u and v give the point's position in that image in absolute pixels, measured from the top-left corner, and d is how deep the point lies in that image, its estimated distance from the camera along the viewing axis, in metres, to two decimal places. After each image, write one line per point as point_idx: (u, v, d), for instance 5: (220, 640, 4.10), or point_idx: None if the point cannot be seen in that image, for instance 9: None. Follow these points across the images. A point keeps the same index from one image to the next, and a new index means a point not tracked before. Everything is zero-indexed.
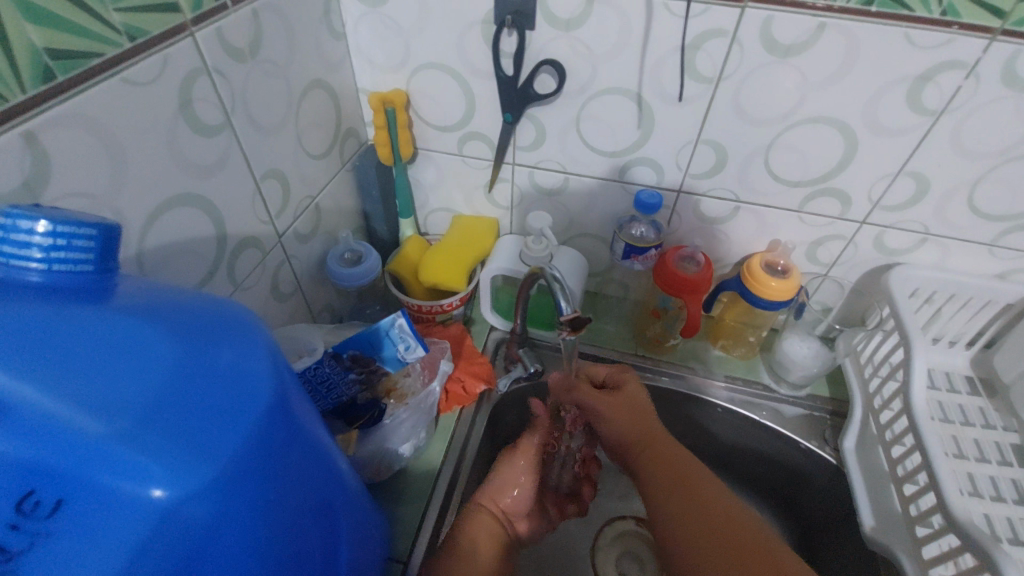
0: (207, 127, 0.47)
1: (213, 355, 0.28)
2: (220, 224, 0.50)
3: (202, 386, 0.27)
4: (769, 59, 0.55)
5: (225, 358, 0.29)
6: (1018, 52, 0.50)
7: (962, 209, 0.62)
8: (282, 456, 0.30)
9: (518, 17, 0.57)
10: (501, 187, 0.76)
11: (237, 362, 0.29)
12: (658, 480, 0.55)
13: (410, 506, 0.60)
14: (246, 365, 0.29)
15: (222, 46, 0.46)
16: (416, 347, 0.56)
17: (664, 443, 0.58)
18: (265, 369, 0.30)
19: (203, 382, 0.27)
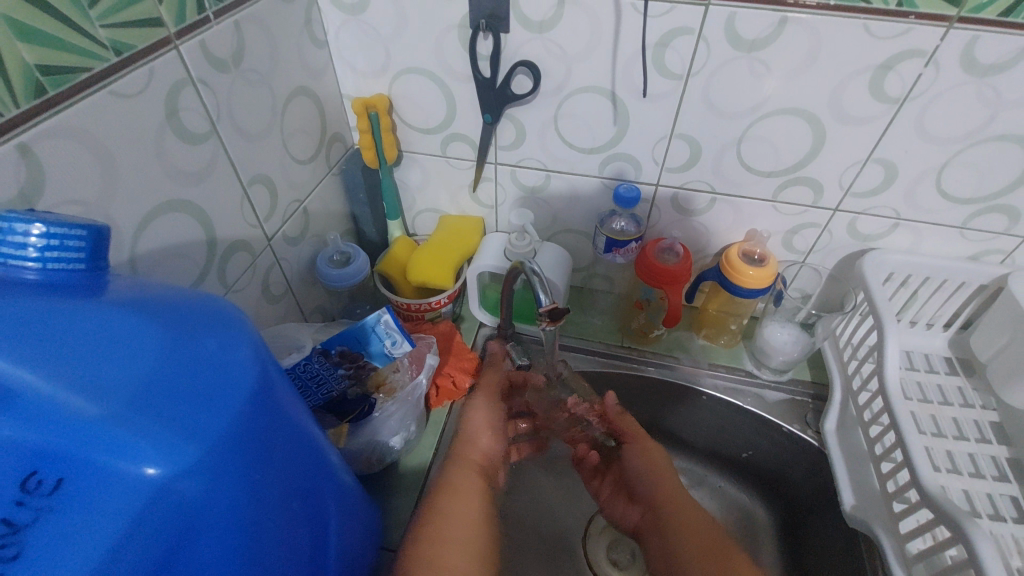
0: (194, 135, 0.49)
1: (199, 345, 0.30)
2: (209, 229, 0.52)
3: (189, 373, 0.29)
4: (735, 54, 0.57)
5: (212, 348, 0.31)
6: (975, 39, 0.51)
7: (931, 193, 0.64)
8: (266, 440, 0.32)
9: (492, 21, 0.59)
10: (485, 187, 0.78)
11: (221, 352, 0.31)
12: (677, 516, 0.61)
13: (402, 498, 0.61)
14: (230, 354, 0.31)
15: (206, 58, 0.49)
16: (403, 343, 0.57)
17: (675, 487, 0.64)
18: (249, 359, 0.32)
19: (188, 369, 0.29)
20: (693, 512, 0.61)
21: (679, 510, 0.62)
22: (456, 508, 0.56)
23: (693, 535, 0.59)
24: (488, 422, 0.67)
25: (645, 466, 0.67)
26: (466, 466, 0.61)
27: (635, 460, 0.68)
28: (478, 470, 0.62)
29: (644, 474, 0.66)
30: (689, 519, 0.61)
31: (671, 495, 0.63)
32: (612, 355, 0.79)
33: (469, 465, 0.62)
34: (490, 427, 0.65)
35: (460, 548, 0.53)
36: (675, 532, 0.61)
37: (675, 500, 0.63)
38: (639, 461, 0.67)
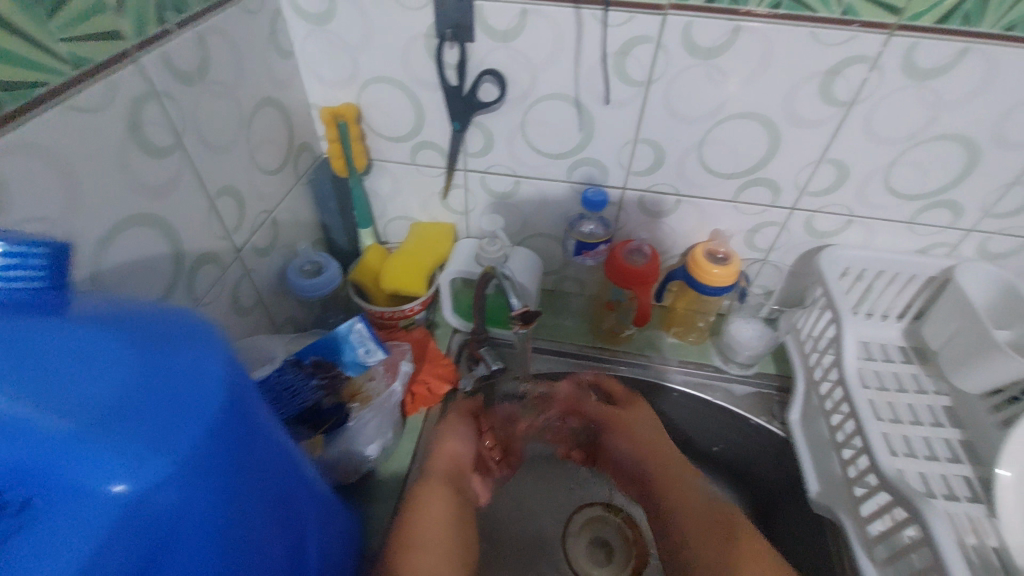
0: (157, 148, 0.48)
1: (170, 358, 0.30)
2: (175, 242, 0.52)
3: (160, 387, 0.29)
4: (693, 61, 0.59)
5: (182, 362, 0.30)
6: (914, 45, 0.55)
7: (881, 191, 0.68)
8: (239, 453, 0.32)
9: (458, 31, 0.60)
10: (456, 193, 0.78)
11: (193, 365, 0.31)
12: (676, 493, 0.65)
13: (380, 506, 0.61)
14: (202, 367, 0.31)
15: (169, 71, 0.48)
16: (376, 350, 0.58)
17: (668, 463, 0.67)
18: (222, 372, 0.32)
19: (158, 382, 0.29)
20: (693, 491, 0.64)
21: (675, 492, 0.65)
22: (423, 517, 0.57)
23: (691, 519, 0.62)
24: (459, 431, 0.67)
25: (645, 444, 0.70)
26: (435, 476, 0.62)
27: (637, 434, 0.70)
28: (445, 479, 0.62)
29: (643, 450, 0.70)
30: (686, 498, 0.64)
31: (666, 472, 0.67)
32: (585, 356, 0.80)
33: (435, 475, 0.62)
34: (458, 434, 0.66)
35: (430, 555, 0.54)
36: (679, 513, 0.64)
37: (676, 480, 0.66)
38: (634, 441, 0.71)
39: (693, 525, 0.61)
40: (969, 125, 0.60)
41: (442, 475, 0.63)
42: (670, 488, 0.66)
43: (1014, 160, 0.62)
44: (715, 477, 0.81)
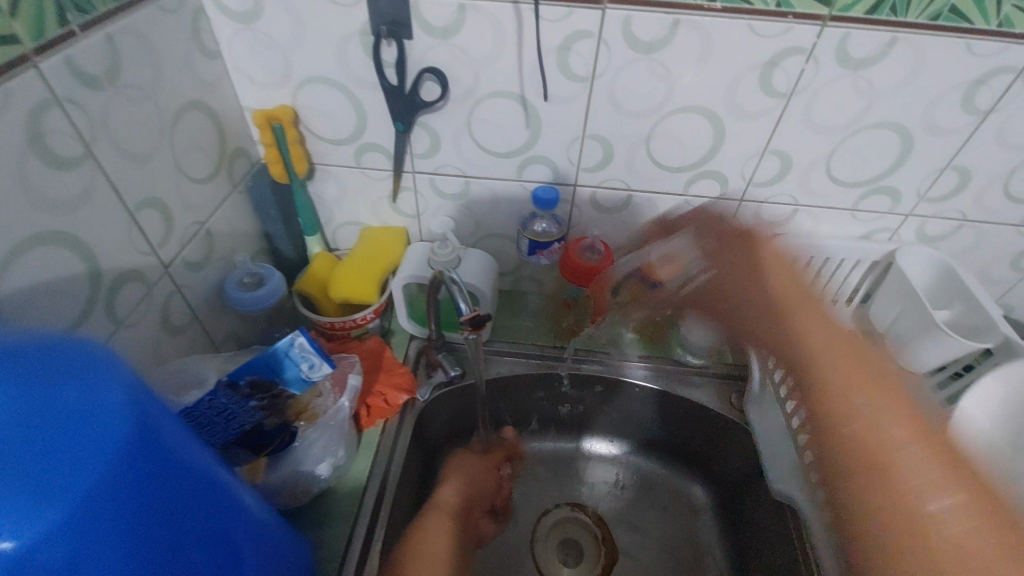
0: (64, 160, 0.44)
1: (57, 396, 0.29)
2: (91, 261, 0.48)
3: (44, 431, 0.28)
4: (634, 55, 0.59)
5: (72, 402, 0.29)
6: (847, 35, 0.56)
7: (823, 179, 0.69)
8: (146, 492, 0.31)
9: (393, 27, 0.58)
10: (405, 196, 0.76)
11: (85, 402, 0.29)
12: (838, 369, 0.61)
13: (336, 527, 0.59)
14: (96, 403, 0.30)
15: (74, 76, 0.44)
16: (321, 365, 0.54)
17: (835, 351, 0.62)
18: (119, 409, 0.30)
19: (42, 425, 0.28)
20: (846, 369, 0.60)
21: (819, 374, 0.61)
22: (424, 539, 0.63)
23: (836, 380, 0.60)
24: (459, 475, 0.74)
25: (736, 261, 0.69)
26: (439, 508, 0.68)
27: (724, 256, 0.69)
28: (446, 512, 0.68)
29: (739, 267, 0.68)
30: (838, 377, 0.60)
31: (811, 358, 0.62)
32: (546, 356, 0.80)
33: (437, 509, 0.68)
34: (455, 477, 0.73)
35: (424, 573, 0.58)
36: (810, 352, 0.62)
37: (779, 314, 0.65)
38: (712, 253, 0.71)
39: (847, 453, 0.56)
40: (903, 113, 0.61)
41: (445, 509, 0.68)
42: (826, 368, 0.61)
43: (945, 146, 0.64)
44: (679, 469, 0.82)
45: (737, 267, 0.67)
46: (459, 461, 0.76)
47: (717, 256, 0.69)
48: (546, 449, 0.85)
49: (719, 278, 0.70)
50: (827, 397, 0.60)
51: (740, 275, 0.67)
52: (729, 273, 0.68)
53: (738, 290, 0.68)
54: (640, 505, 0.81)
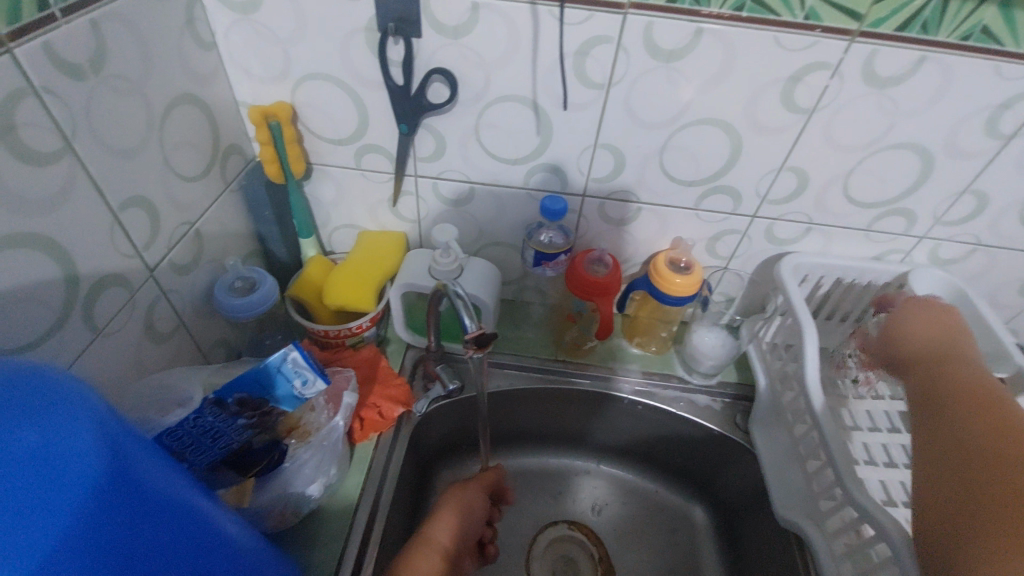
0: (40, 155, 0.41)
1: (15, 439, 0.26)
2: (67, 265, 0.44)
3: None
4: (654, 64, 0.56)
5: (32, 442, 0.26)
6: (875, 52, 0.53)
7: (840, 199, 0.67)
8: (124, 538, 0.28)
9: (401, 24, 0.55)
10: (406, 201, 0.73)
11: (49, 440, 0.27)
12: (950, 391, 0.52)
13: (326, 547, 0.56)
14: (62, 443, 0.27)
15: (53, 63, 0.41)
16: (315, 380, 0.50)
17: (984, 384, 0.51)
18: (91, 448, 0.28)
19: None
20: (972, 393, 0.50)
21: (948, 389, 0.52)
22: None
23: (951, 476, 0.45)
24: (457, 509, 0.66)
25: (918, 321, 0.63)
26: (433, 545, 0.60)
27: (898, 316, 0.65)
28: (440, 553, 0.60)
29: (897, 332, 0.63)
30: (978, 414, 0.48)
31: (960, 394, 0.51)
32: (548, 369, 0.77)
33: (432, 546, 0.60)
34: (457, 511, 0.65)
35: None
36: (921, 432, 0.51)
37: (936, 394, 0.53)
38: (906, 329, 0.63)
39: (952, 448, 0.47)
40: (925, 134, 0.59)
41: (439, 548, 0.61)
42: (949, 397, 0.51)
43: (966, 169, 0.62)
44: (677, 488, 0.80)
45: (941, 334, 0.60)
46: (462, 496, 0.67)
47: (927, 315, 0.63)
48: (546, 461, 0.83)
49: (894, 333, 0.63)
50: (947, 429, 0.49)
51: (923, 327, 0.62)
52: (906, 319, 0.64)
53: (919, 332, 0.61)
54: (638, 524, 0.79)
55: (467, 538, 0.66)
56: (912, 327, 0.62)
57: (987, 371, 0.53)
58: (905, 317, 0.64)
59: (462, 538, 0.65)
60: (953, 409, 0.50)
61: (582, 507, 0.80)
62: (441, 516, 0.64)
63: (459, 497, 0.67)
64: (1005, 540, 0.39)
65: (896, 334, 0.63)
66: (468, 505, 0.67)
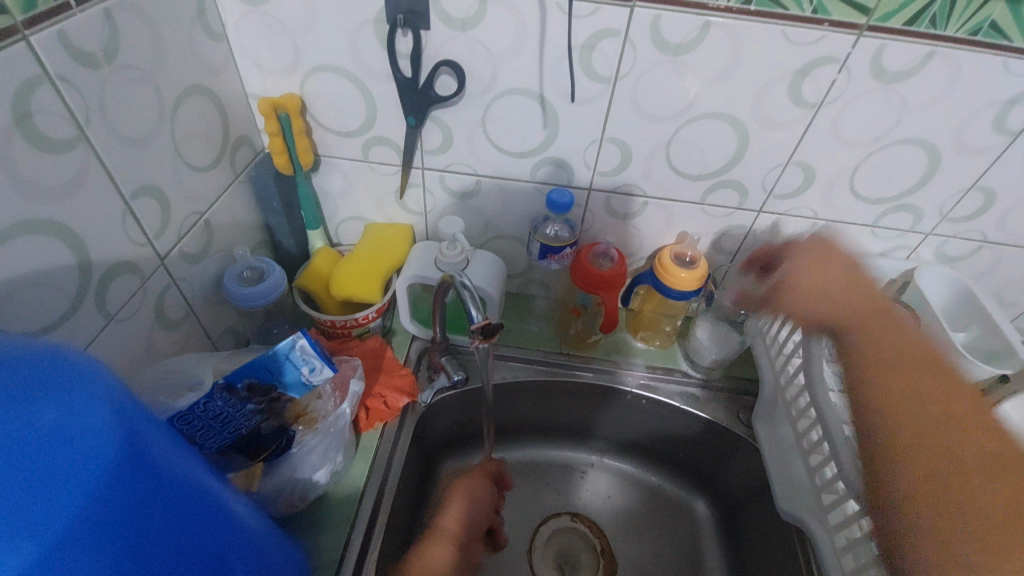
0: (54, 143, 0.42)
1: (34, 418, 0.27)
2: (80, 251, 0.45)
3: (20, 455, 0.25)
4: (661, 57, 0.56)
5: (49, 420, 0.27)
6: (882, 46, 0.53)
7: (846, 194, 0.67)
8: (141, 515, 0.29)
9: (410, 17, 0.55)
10: (413, 193, 0.73)
11: (66, 419, 0.27)
12: (883, 375, 0.54)
13: (331, 534, 0.57)
14: (80, 423, 0.28)
15: (67, 51, 0.41)
16: (322, 368, 0.51)
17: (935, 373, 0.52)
18: (108, 425, 0.28)
19: (18, 449, 0.25)
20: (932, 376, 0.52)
21: (887, 371, 0.54)
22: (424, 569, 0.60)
23: (928, 462, 0.47)
24: (464, 500, 0.70)
25: (825, 275, 0.63)
26: (443, 535, 0.65)
27: (811, 263, 0.64)
28: (451, 541, 0.65)
29: (813, 290, 0.63)
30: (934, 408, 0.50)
31: (888, 372, 0.54)
32: (551, 362, 0.78)
33: (442, 535, 0.65)
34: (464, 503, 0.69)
35: None
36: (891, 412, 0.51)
37: (898, 367, 0.54)
38: (804, 297, 0.63)
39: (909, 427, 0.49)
40: (932, 129, 0.59)
41: (450, 537, 0.65)
42: (881, 375, 0.54)
43: (974, 165, 0.62)
44: (680, 481, 0.81)
45: (857, 299, 0.61)
46: (469, 487, 0.70)
47: (830, 261, 0.64)
48: (550, 453, 0.84)
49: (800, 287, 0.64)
50: (874, 398, 0.53)
51: (840, 287, 0.62)
52: (809, 272, 0.64)
53: (840, 291, 0.61)
54: (641, 516, 0.79)
55: (478, 526, 0.71)
56: (810, 275, 0.63)
57: (901, 334, 0.57)
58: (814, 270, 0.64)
59: (472, 526, 0.69)
60: (883, 378, 0.54)
61: (586, 498, 0.81)
62: (449, 508, 0.68)
63: (466, 489, 0.71)
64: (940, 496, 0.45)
65: (798, 289, 0.64)
66: (475, 496, 0.70)
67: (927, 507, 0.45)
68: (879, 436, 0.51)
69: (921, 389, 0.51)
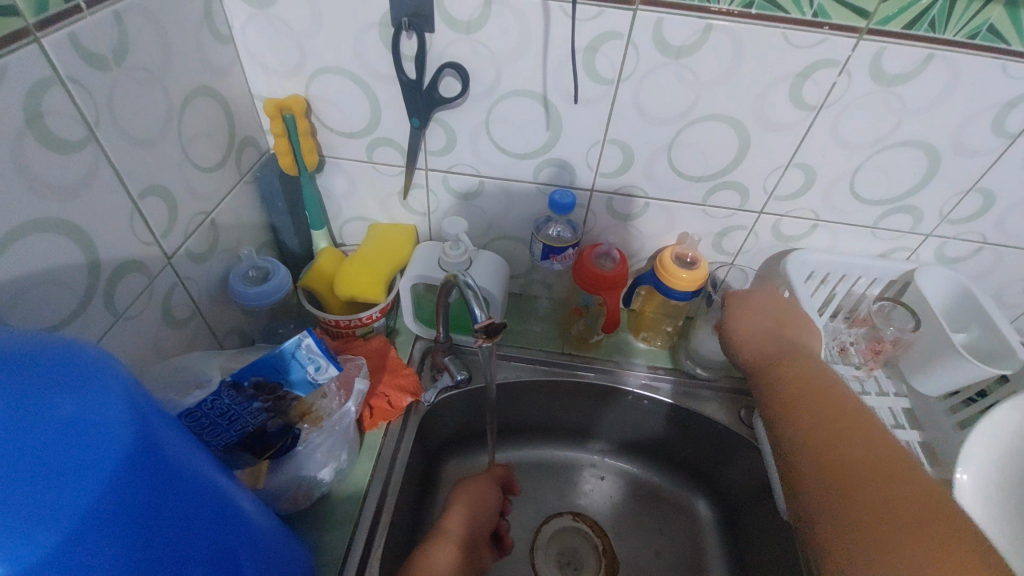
0: (65, 143, 0.42)
1: (52, 409, 0.27)
2: (89, 250, 0.45)
3: (38, 446, 0.26)
4: (663, 60, 0.57)
5: (66, 410, 0.27)
6: (882, 50, 0.54)
7: (846, 196, 0.68)
8: (154, 508, 0.30)
9: (415, 19, 0.56)
10: (416, 194, 0.74)
11: (83, 411, 0.28)
12: (805, 418, 0.55)
13: (336, 532, 0.57)
14: (94, 415, 0.28)
15: (78, 53, 0.42)
16: (328, 367, 0.51)
17: (840, 413, 0.53)
18: (121, 418, 0.29)
19: (37, 440, 0.26)
20: (847, 421, 0.52)
21: (806, 415, 0.55)
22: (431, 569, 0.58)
23: (848, 491, 0.47)
24: (472, 502, 0.68)
25: (749, 321, 0.67)
26: (450, 535, 0.63)
27: (742, 318, 0.67)
28: (458, 542, 0.63)
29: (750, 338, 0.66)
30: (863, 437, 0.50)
31: (821, 416, 0.54)
32: (553, 362, 0.78)
33: (449, 536, 0.63)
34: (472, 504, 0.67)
35: None
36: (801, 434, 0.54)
37: (792, 406, 0.57)
38: (749, 336, 0.66)
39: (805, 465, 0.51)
40: (931, 131, 0.60)
41: (457, 538, 0.63)
42: (805, 415, 0.55)
43: (973, 167, 0.63)
44: (681, 481, 0.81)
45: (782, 343, 0.64)
46: (477, 490, 0.68)
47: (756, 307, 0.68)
48: (551, 453, 0.84)
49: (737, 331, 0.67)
50: (795, 449, 0.53)
51: (761, 330, 0.66)
52: (739, 315, 0.68)
53: (758, 334, 0.66)
54: (643, 516, 0.79)
55: (485, 527, 0.69)
56: (745, 321, 0.67)
57: (813, 366, 0.60)
58: (740, 315, 0.68)
59: (479, 528, 0.67)
60: (803, 421, 0.55)
61: (587, 498, 0.81)
62: (456, 509, 0.66)
63: (474, 490, 0.69)
64: (875, 534, 0.44)
65: (737, 332, 0.67)
66: (483, 497, 0.69)
67: (828, 518, 0.47)
68: (794, 463, 0.53)
69: (816, 432, 0.53)
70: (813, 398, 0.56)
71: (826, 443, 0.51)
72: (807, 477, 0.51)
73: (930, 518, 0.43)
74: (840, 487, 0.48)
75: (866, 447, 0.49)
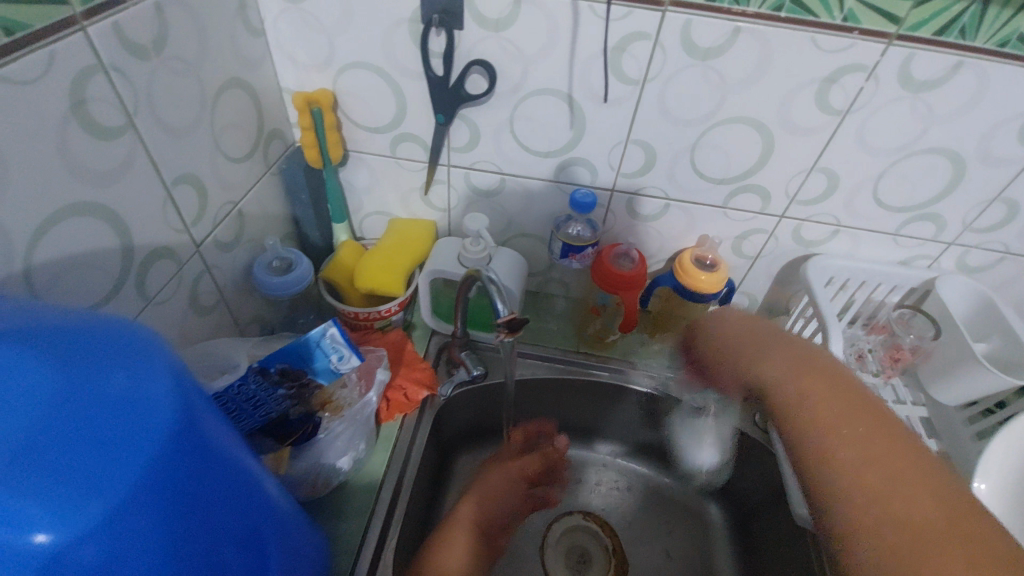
0: (106, 129, 0.43)
1: (104, 382, 0.28)
2: (124, 235, 0.46)
3: (87, 422, 0.27)
4: (690, 61, 0.57)
5: (118, 385, 0.28)
6: (911, 56, 0.54)
7: (869, 201, 0.67)
8: (192, 486, 0.30)
9: (445, 17, 0.57)
10: (438, 189, 0.75)
11: (132, 387, 0.29)
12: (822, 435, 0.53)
13: (352, 521, 0.58)
14: (143, 392, 0.29)
15: (121, 43, 0.43)
16: (350, 357, 0.52)
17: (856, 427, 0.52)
18: (166, 396, 0.30)
19: (86, 416, 0.27)
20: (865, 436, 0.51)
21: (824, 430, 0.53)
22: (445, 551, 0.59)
23: (888, 515, 0.46)
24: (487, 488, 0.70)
25: (743, 328, 0.65)
26: (463, 519, 0.64)
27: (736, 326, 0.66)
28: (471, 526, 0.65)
29: (745, 346, 0.63)
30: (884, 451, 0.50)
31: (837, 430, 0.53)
32: (568, 360, 0.78)
33: (463, 520, 0.64)
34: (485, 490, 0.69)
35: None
36: (825, 455, 0.52)
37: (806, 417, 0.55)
38: (745, 342, 0.64)
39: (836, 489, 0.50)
40: (957, 139, 0.60)
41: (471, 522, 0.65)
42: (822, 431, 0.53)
43: (999, 177, 0.62)
44: (693, 484, 0.81)
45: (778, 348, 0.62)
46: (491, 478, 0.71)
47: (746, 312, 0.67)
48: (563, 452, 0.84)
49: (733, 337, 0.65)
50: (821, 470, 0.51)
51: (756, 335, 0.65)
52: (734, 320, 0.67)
53: (753, 340, 0.64)
54: (653, 516, 0.80)
55: (500, 513, 0.71)
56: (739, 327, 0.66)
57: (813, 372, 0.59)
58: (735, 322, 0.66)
59: (493, 513, 0.69)
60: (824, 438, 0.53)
61: (598, 496, 0.81)
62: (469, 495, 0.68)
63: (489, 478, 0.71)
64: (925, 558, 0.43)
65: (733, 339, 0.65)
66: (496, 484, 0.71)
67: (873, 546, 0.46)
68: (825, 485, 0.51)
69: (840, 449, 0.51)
70: (824, 409, 0.55)
71: (855, 464, 0.50)
72: (843, 502, 0.49)
73: (971, 538, 0.43)
74: (879, 510, 0.47)
75: (898, 468, 0.49)
